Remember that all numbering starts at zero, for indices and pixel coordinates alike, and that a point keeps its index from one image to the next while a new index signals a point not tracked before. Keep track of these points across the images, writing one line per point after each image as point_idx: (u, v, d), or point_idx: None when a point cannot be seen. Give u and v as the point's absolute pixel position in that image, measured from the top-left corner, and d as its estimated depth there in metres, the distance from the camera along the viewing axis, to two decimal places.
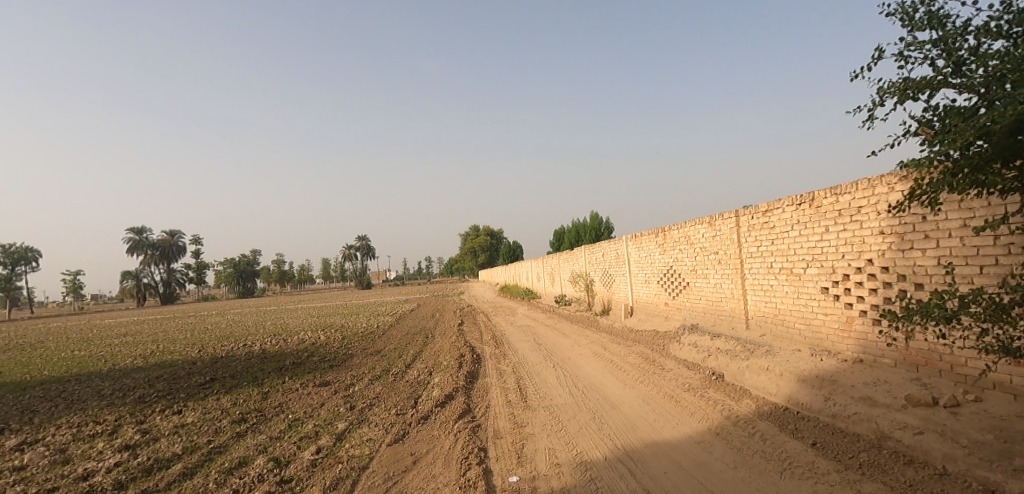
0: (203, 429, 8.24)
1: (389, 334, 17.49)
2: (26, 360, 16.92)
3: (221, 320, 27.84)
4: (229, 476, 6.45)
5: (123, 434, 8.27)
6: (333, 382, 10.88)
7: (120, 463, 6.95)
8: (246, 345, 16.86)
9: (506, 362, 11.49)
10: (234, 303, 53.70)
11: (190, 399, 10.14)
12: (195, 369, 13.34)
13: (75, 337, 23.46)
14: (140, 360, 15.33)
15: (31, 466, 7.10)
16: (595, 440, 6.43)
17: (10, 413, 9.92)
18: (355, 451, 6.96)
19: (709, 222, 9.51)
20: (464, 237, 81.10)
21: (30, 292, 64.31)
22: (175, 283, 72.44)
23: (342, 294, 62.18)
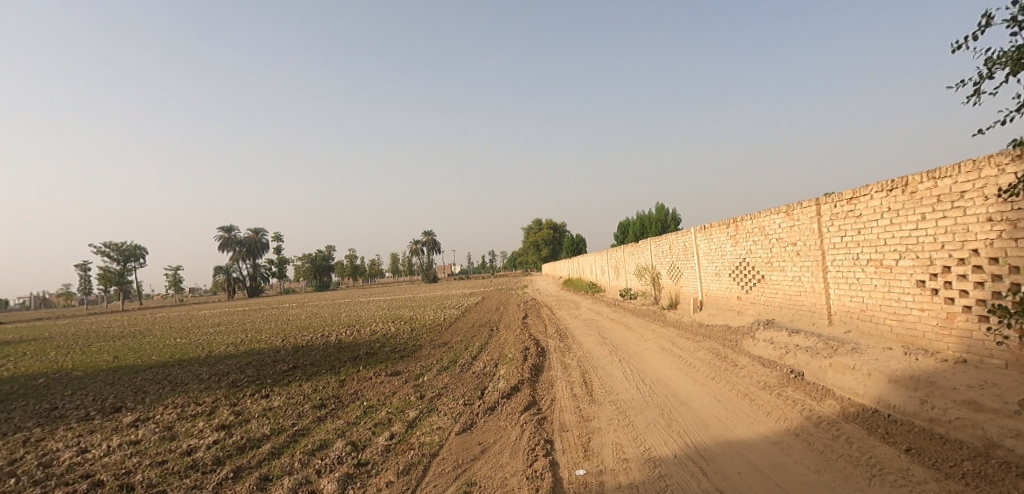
0: (288, 413, 8.60)
1: (455, 326, 17.73)
2: (136, 346, 18.46)
3: (305, 312, 29.19)
4: (312, 457, 6.69)
5: (219, 415, 8.77)
6: (403, 372, 11.12)
7: (218, 441, 7.38)
8: (324, 336, 17.54)
9: (571, 356, 11.36)
10: (315, 296, 56.24)
11: (276, 385, 10.63)
12: (279, 357, 14.02)
13: (176, 327, 25.25)
14: (231, 348, 16.25)
15: (144, 441, 7.67)
16: (665, 437, 6.22)
17: (126, 393, 10.75)
18: (426, 438, 7.06)
19: (786, 211, 8.99)
20: (527, 229, 80.80)
21: (134, 285, 69.94)
22: (260, 277, 76.48)
23: (412, 288, 63.72)
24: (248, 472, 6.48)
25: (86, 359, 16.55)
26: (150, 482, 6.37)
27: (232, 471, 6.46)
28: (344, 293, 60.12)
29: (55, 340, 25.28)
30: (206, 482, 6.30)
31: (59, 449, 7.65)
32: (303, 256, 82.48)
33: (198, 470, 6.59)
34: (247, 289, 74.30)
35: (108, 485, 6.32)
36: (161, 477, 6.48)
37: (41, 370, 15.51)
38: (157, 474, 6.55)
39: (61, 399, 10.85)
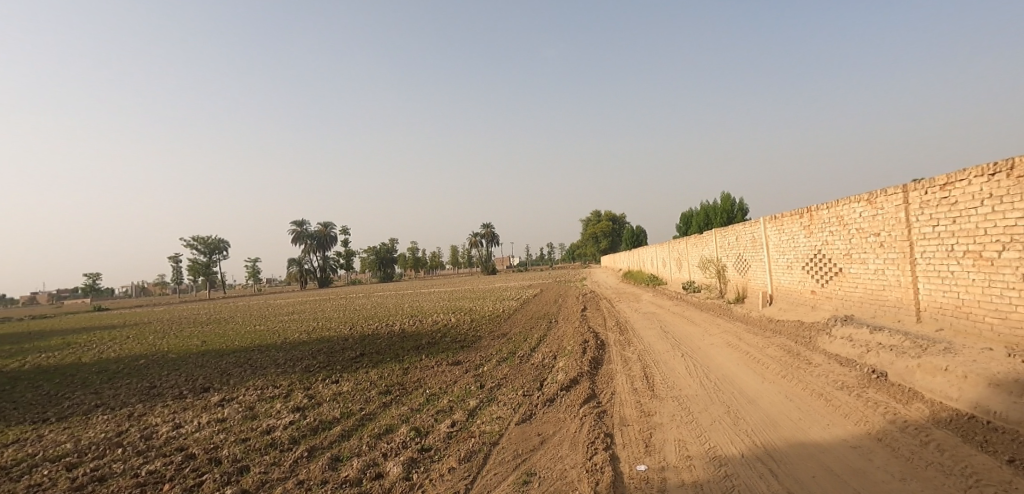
0: (356, 397, 9.08)
1: (514, 317, 17.80)
2: (222, 332, 19.86)
3: (373, 301, 30.30)
4: (378, 441, 7.12)
5: (294, 397, 9.46)
6: (464, 362, 11.21)
7: (293, 422, 8.10)
8: (390, 324, 18.07)
9: (631, 349, 11.11)
10: (381, 286, 58.05)
11: (344, 371, 11.08)
12: (347, 344, 14.56)
13: (256, 315, 26.88)
14: (304, 335, 17.07)
15: (229, 419, 8.57)
16: (731, 435, 5.94)
17: (212, 375, 11.90)
18: (486, 427, 7.14)
19: (868, 199, 8.39)
20: (587, 220, 79.89)
21: (216, 276, 74.62)
22: (331, 269, 79.36)
23: (472, 280, 64.61)
24: (320, 451, 7.08)
25: (179, 343, 18.03)
26: (235, 457, 7.10)
27: (306, 450, 7.07)
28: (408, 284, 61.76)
29: (155, 324, 27.60)
30: (283, 459, 6.93)
31: (158, 425, 8.68)
32: (369, 249, 85.24)
33: (276, 448, 7.29)
34: (317, 280, 77.52)
35: (199, 458, 7.15)
36: (244, 452, 7.23)
37: (141, 351, 17.14)
38: (241, 449, 7.31)
39: (162, 379, 12.10)
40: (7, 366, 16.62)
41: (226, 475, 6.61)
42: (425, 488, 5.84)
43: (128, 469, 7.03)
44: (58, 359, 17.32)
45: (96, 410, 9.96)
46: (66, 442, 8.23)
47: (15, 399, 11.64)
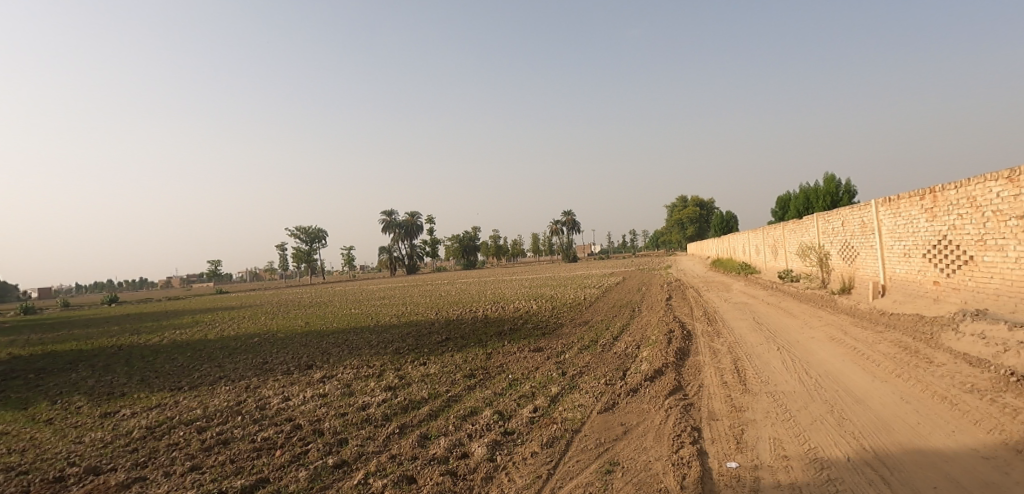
0: (443, 379, 9.24)
1: (596, 305, 17.45)
2: (320, 315, 20.98)
3: (459, 287, 30.90)
4: (463, 422, 7.27)
5: (386, 377, 9.79)
6: (546, 348, 11.08)
7: (386, 400, 8.38)
8: (474, 310, 18.28)
9: (721, 340, 10.52)
10: (466, 273, 59.20)
11: (432, 354, 11.29)
12: (433, 328, 14.90)
13: (350, 299, 28.20)
14: (394, 319, 17.65)
15: (330, 395, 9.01)
16: (835, 435, 5.50)
17: (315, 354, 12.61)
18: (569, 414, 7.06)
19: (1009, 179, 7.38)
20: (673, 206, 77.43)
21: (314, 263, 79.38)
22: (417, 256, 81.74)
23: (555, 267, 64.49)
24: (411, 429, 7.26)
25: (284, 324, 19.27)
26: (335, 429, 7.44)
27: (398, 427, 7.29)
28: (492, 271, 62.74)
29: (264, 306, 29.78)
30: (377, 433, 7.19)
31: (270, 396, 9.34)
32: (454, 237, 87.21)
33: (371, 423, 7.54)
34: (405, 267, 80.25)
35: (305, 429, 7.55)
36: (343, 426, 7.56)
37: (252, 331, 18.51)
38: (341, 422, 7.65)
39: (273, 356, 12.96)
40: (146, 341, 18.54)
41: (328, 446, 6.94)
42: (508, 470, 5.89)
43: (247, 435, 7.59)
44: (185, 336, 19.10)
45: (222, 381, 10.87)
46: (196, 408, 9.04)
47: (157, 369, 12.94)
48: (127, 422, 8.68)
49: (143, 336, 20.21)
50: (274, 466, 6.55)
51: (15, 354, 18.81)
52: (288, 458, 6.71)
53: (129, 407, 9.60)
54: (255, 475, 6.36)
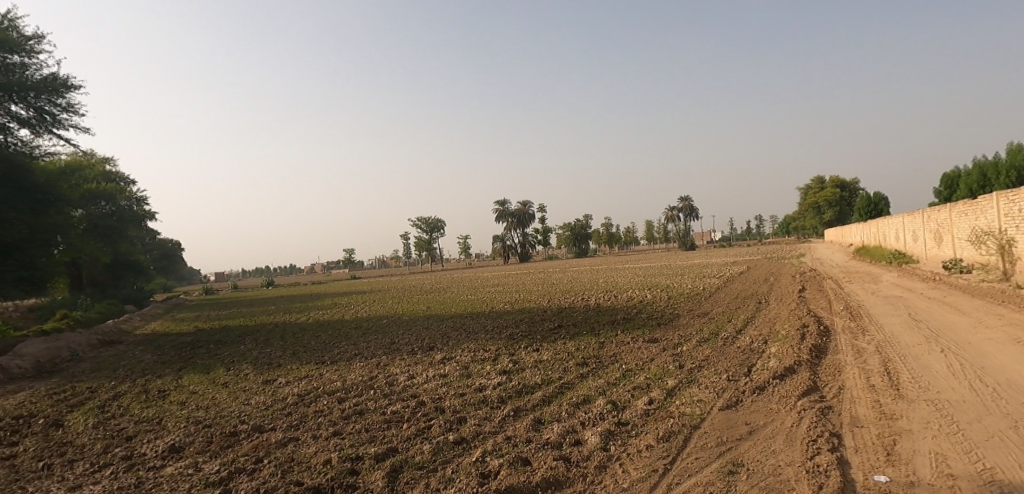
0: (555, 366, 8.88)
1: (717, 296, 16.28)
2: (438, 301, 21.57)
3: (573, 275, 30.47)
4: (576, 409, 6.93)
5: (501, 361, 9.63)
6: (661, 340, 10.37)
7: (501, 383, 8.19)
8: (588, 298, 17.82)
9: (867, 337, 9.27)
10: (578, 261, 58.68)
11: (545, 341, 11.01)
12: (546, 315, 14.67)
13: (466, 286, 28.82)
14: (508, 305, 17.66)
15: (449, 375, 9.00)
16: (1016, 459, 4.90)
17: (436, 336, 12.87)
18: (686, 409, 6.63)
19: None
20: (808, 187, 71.44)
21: (433, 251, 82.73)
22: (529, 244, 82.40)
23: (672, 256, 61.95)
24: (525, 413, 7.02)
25: (407, 309, 20.02)
26: (455, 408, 7.37)
27: (513, 410, 7.07)
28: (606, 259, 61.61)
29: (388, 292, 31.32)
30: (493, 414, 7.02)
31: (398, 374, 9.56)
32: (567, 226, 86.92)
33: (487, 404, 7.39)
34: (518, 255, 81.25)
35: (429, 405, 7.56)
36: (462, 405, 7.46)
37: (383, 313, 19.45)
38: (459, 402, 7.57)
39: (399, 337, 13.40)
40: (287, 321, 20.15)
41: (449, 423, 6.88)
42: (621, 461, 5.68)
43: (379, 407, 7.76)
44: (327, 316, 20.55)
45: (358, 357, 11.38)
46: (337, 380, 9.49)
47: (306, 345, 13.97)
48: (283, 389, 9.31)
49: (292, 316, 22.03)
50: (402, 438, 6.61)
51: (189, 329, 21.32)
52: (413, 431, 6.74)
53: (285, 376, 10.33)
54: (385, 444, 6.47)
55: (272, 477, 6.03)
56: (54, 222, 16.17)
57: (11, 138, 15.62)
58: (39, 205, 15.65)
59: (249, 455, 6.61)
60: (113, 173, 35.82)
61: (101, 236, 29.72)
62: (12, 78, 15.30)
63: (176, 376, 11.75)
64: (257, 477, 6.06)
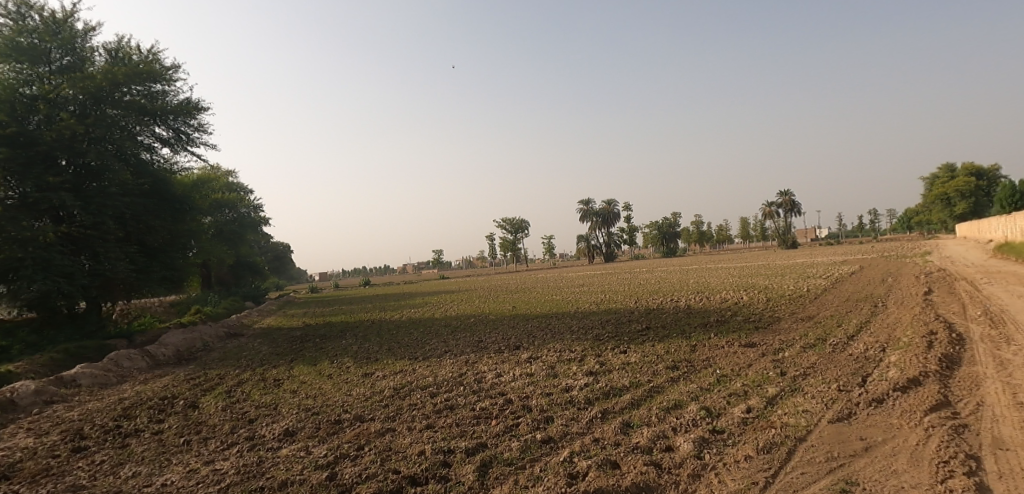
0: (644, 369, 8.47)
1: (823, 298, 15.02)
2: (523, 301, 21.51)
3: (662, 275, 29.47)
4: (667, 414, 6.54)
5: (588, 362, 9.35)
6: (760, 344, 9.64)
7: (588, 384, 7.92)
8: (680, 299, 17.09)
9: (1010, 347, 8.14)
10: (669, 261, 56.74)
11: (633, 342, 10.60)
12: (633, 317, 14.16)
13: (552, 286, 28.61)
14: (594, 305, 17.30)
15: (535, 375, 8.85)
16: None
17: (522, 336, 12.77)
18: (790, 419, 6.07)
19: None
20: (934, 176, 64.94)
21: (518, 252, 83.27)
22: (615, 244, 80.97)
23: (769, 255, 58.43)
24: (613, 415, 6.72)
25: (493, 308, 20.14)
26: (542, 407, 7.19)
27: (600, 411, 6.79)
28: (698, 259, 59.12)
29: (475, 291, 31.71)
30: (580, 415, 6.77)
31: (486, 371, 9.54)
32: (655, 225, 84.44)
33: (573, 405, 7.15)
34: (603, 255, 79.90)
35: (515, 403, 7.45)
36: (549, 404, 7.28)
37: (469, 312, 19.64)
38: (546, 401, 7.38)
39: (486, 335, 13.44)
40: (380, 319, 20.87)
41: (536, 422, 6.72)
42: (718, 471, 5.32)
43: (468, 403, 7.75)
44: (420, 314, 21.08)
45: (448, 354, 11.52)
46: (429, 376, 9.62)
47: (400, 341, 14.36)
48: (381, 382, 9.58)
49: (386, 313, 22.82)
50: (490, 434, 6.54)
51: (294, 324, 22.65)
52: (502, 428, 6.63)
53: (382, 370, 10.64)
54: (475, 439, 6.41)
55: (372, 464, 6.13)
56: (190, 226, 17.68)
57: (156, 157, 17.08)
58: (177, 213, 17.09)
59: (351, 442, 6.77)
60: (235, 184, 39.11)
61: (224, 239, 32.43)
62: (158, 103, 16.73)
63: (289, 366, 12.44)
64: (360, 463, 6.19)
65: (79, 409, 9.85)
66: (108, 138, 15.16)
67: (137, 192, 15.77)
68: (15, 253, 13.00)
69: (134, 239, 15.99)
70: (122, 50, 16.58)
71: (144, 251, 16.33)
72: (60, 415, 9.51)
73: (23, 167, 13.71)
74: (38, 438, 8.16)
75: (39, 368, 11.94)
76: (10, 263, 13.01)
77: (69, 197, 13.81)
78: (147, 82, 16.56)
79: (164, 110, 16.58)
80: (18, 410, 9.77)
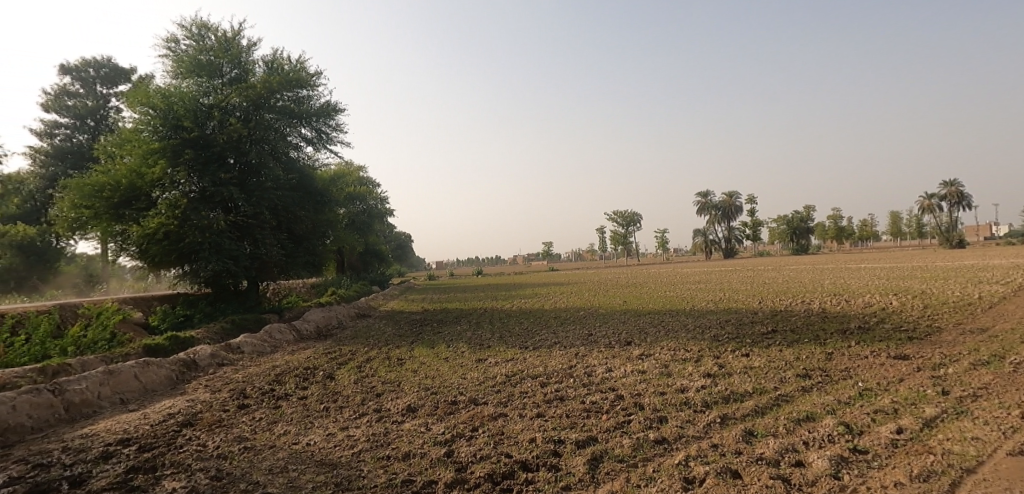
0: (770, 374, 8.35)
1: (1001, 308, 13.39)
2: (636, 296, 21.46)
3: (789, 275, 27.80)
4: (798, 426, 6.46)
5: (705, 363, 9.35)
6: (915, 357, 9.00)
7: (705, 386, 7.98)
8: (810, 301, 16.15)
9: None
10: (800, 259, 52.96)
11: (756, 345, 10.38)
12: (757, 318, 13.70)
13: (666, 282, 28.09)
14: (711, 304, 16.89)
15: (648, 372, 9.02)
16: None
17: (633, 331, 12.92)
18: (954, 447, 5.73)
19: None
20: None
21: (630, 245, 82.01)
22: (736, 240, 77.02)
23: (924, 256, 52.66)
24: (733, 422, 6.74)
25: (604, 301, 20.30)
26: (654, 406, 7.39)
27: (719, 416, 6.84)
28: (834, 257, 54.74)
29: (587, 284, 31.94)
30: (697, 419, 6.87)
31: (595, 365, 9.87)
32: (781, 221, 79.29)
33: (689, 407, 7.27)
34: (723, 250, 76.50)
35: (627, 400, 7.70)
36: (663, 405, 7.45)
37: (580, 305, 19.96)
38: (660, 401, 7.56)
39: (596, 330, 13.73)
40: (497, 307, 21.78)
41: (649, 421, 6.92)
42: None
43: (578, 395, 8.12)
44: (529, 305, 21.79)
45: (558, 346, 11.97)
46: (540, 366, 10.13)
47: (509, 330, 15.11)
48: (493, 368, 10.23)
49: (497, 303, 23.78)
50: (601, 428, 6.81)
51: (415, 309, 24.28)
52: (613, 424, 6.88)
53: (493, 357, 11.32)
54: (586, 432, 6.70)
55: (486, 445, 6.54)
56: (332, 217, 19.51)
57: (302, 155, 19.02)
58: (318, 205, 18.88)
59: (467, 423, 7.30)
60: (365, 178, 42.34)
61: (355, 229, 35.29)
62: (305, 106, 18.56)
63: (409, 348, 13.57)
64: (474, 443, 6.63)
65: (242, 372, 11.52)
66: (264, 139, 17.16)
67: (287, 186, 17.75)
68: (196, 238, 15.24)
69: (284, 228, 18.06)
70: (276, 61, 18.62)
71: (292, 237, 18.44)
72: (228, 375, 11.20)
73: (201, 166, 16.10)
74: (213, 394, 9.70)
75: (213, 334, 14.01)
76: (194, 246, 15.23)
77: (236, 191, 15.98)
78: (295, 88, 18.42)
79: (309, 113, 18.35)
80: (198, 369, 11.56)
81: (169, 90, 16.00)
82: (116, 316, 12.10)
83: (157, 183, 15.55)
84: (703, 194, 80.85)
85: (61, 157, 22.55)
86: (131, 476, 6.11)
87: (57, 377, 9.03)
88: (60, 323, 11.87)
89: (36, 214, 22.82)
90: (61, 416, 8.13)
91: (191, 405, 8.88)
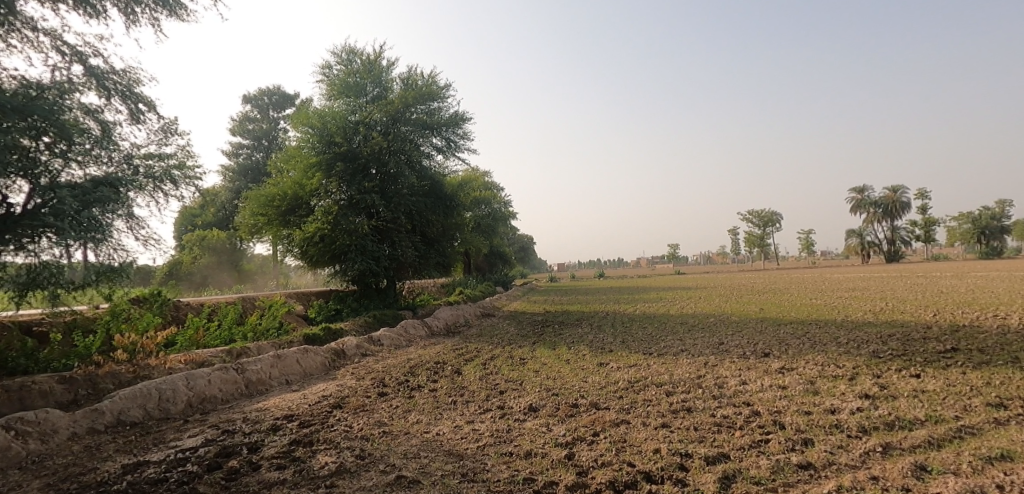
0: (950, 402, 7.76)
1: None
2: (778, 303, 20.46)
3: (980, 283, 24.50)
4: (989, 466, 6.00)
5: (862, 382, 8.89)
6: None
7: (862, 409, 7.65)
8: (1006, 316, 14.24)
9: None
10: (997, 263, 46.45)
11: (927, 366, 9.63)
12: (930, 333, 12.54)
13: (816, 288, 26.11)
14: (871, 315, 15.60)
15: (790, 388, 8.80)
16: None
17: (772, 342, 12.50)
18: None
19: None
20: None
21: (768, 246, 77.21)
22: (903, 241, 69.44)
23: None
24: (898, 452, 6.42)
25: (739, 308, 19.61)
26: (798, 427, 7.22)
27: (880, 445, 6.55)
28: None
29: (721, 288, 30.75)
30: (852, 445, 6.63)
31: (728, 376, 9.77)
32: (967, 217, 70.03)
33: (842, 431, 7.03)
34: (886, 253, 69.45)
35: (765, 417, 7.60)
36: (807, 426, 7.26)
37: (712, 311, 19.46)
38: (804, 421, 7.37)
39: (726, 338, 13.42)
40: (627, 310, 21.82)
41: (791, 442, 6.79)
42: None
43: (708, 408, 8.15)
44: (656, 309, 21.61)
45: (685, 353, 11.95)
46: (665, 373, 10.22)
47: (634, 334, 15.24)
48: (615, 373, 10.50)
49: (622, 306, 23.78)
50: (735, 446, 6.81)
51: (538, 310, 25.04)
52: (748, 442, 6.86)
53: (616, 361, 11.57)
54: (716, 448, 6.74)
55: (607, 452, 6.83)
56: (458, 221, 20.80)
57: (434, 163, 20.39)
58: (448, 210, 20.17)
59: (588, 427, 7.67)
60: (491, 183, 44.08)
61: (481, 232, 36.97)
62: (436, 117, 19.90)
63: (532, 348, 14.21)
64: (595, 448, 6.94)
65: (382, 363, 12.80)
66: (402, 150, 18.68)
67: (421, 192, 19.18)
68: (345, 241, 17.02)
69: (418, 231, 19.60)
70: (411, 77, 20.20)
71: (425, 240, 19.94)
72: (371, 365, 12.51)
73: (349, 176, 18.05)
74: (358, 381, 10.95)
75: (359, 327, 15.66)
76: (343, 247, 17.04)
77: (377, 198, 17.60)
78: (427, 101, 19.82)
79: (441, 123, 19.63)
80: (346, 357, 13.02)
81: (324, 111, 18.11)
82: (283, 308, 14.01)
83: (314, 193, 17.84)
84: (860, 190, 73.76)
85: (243, 173, 26.30)
86: (294, 446, 7.10)
87: (240, 357, 10.70)
88: (242, 313, 14.01)
89: (226, 222, 26.82)
90: (242, 391, 9.61)
91: (340, 389, 10.16)
